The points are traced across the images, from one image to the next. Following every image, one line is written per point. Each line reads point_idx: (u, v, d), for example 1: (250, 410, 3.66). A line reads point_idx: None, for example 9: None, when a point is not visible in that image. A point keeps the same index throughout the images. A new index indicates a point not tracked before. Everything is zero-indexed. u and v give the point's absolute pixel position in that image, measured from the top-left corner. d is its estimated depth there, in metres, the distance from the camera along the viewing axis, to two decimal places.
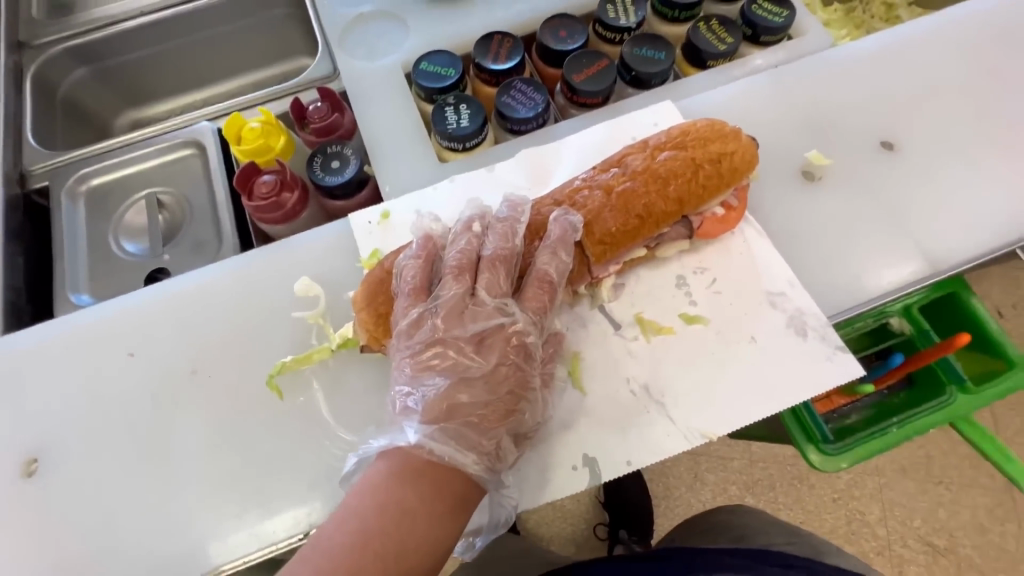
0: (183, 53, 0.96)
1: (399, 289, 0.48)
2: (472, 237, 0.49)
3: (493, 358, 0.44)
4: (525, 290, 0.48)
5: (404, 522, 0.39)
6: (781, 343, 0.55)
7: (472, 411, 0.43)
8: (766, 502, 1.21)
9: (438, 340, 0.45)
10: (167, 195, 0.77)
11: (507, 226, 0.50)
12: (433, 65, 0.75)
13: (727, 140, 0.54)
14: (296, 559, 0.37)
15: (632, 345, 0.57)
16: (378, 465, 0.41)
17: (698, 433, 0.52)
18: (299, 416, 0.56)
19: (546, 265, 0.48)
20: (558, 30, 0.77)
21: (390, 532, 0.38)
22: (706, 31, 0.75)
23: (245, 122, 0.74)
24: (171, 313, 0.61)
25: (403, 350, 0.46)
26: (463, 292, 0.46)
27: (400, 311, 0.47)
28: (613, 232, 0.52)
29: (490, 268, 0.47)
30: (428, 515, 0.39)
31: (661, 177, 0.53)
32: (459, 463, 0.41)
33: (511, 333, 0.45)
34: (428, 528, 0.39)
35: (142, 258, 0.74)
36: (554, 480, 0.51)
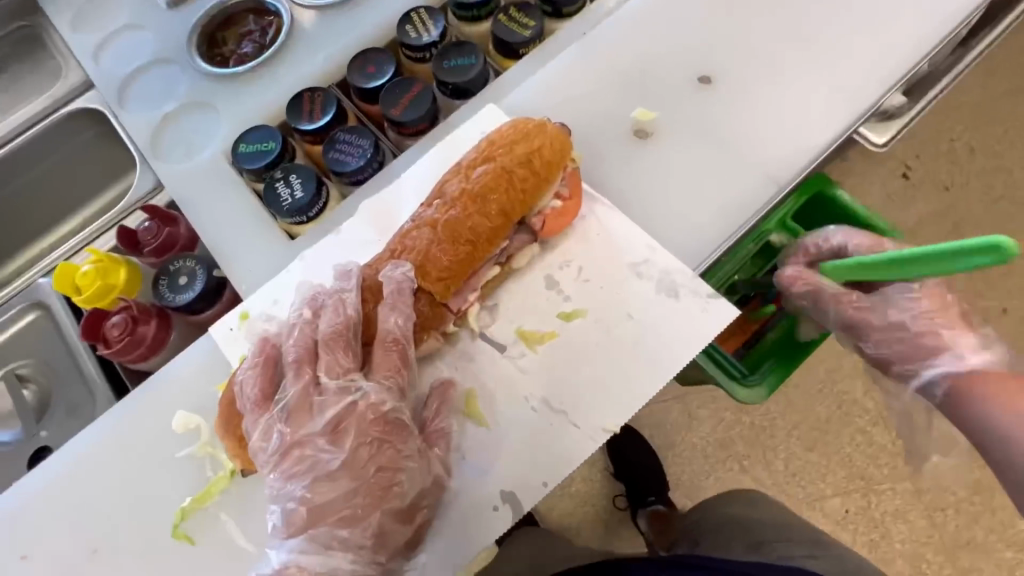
0: (3, 210, 0.90)
1: (246, 404, 0.47)
2: (305, 324, 0.48)
3: (350, 443, 0.44)
4: (372, 360, 0.47)
5: None
6: (658, 311, 0.55)
7: (345, 503, 0.43)
8: (761, 418, 1.23)
9: (293, 444, 0.44)
10: (26, 366, 0.72)
11: (337, 299, 0.49)
12: (252, 143, 0.72)
13: (532, 136, 0.54)
14: None
15: (521, 361, 0.55)
16: None
17: (605, 428, 0.52)
18: (217, 556, 0.54)
19: (387, 325, 0.48)
20: (366, 67, 0.74)
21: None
22: (509, 21, 0.74)
23: (76, 269, 0.69)
24: (51, 500, 0.57)
25: (266, 467, 0.45)
26: (306, 384, 0.45)
27: (251, 425, 0.46)
28: (450, 265, 0.52)
29: (327, 350, 0.46)
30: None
31: (478, 196, 0.52)
32: (334, 564, 0.42)
33: (364, 409, 0.45)
34: None
35: (18, 443, 0.69)
36: (480, 525, 0.50)
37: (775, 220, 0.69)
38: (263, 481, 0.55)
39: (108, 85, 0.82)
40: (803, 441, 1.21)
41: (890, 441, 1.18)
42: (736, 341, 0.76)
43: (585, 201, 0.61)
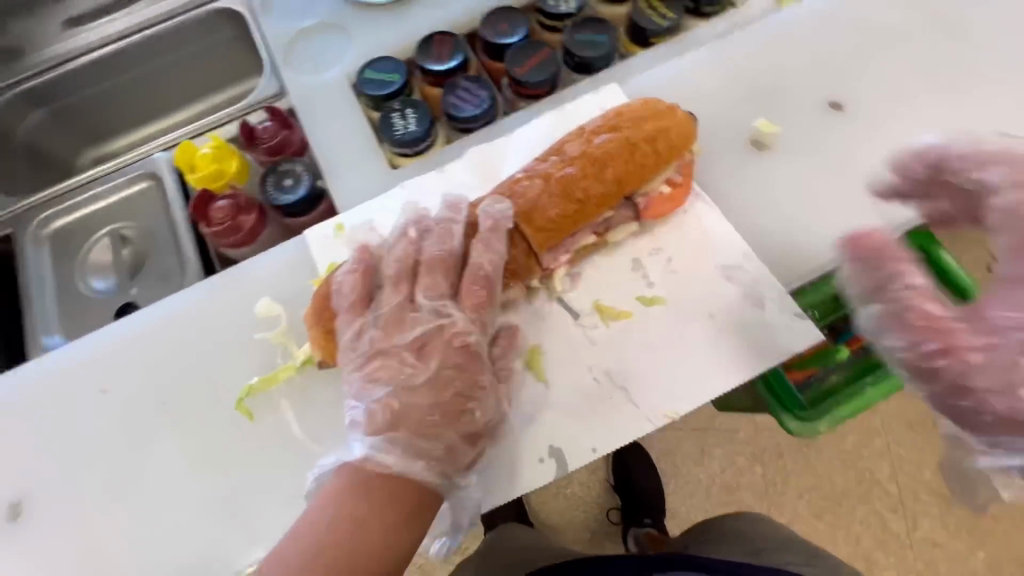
0: (135, 86, 0.96)
1: (340, 303, 0.50)
2: (409, 243, 0.51)
3: (433, 362, 0.46)
4: (463, 290, 0.50)
5: (356, 534, 0.42)
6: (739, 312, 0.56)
7: (420, 417, 0.45)
8: (777, 471, 1.21)
9: (379, 350, 0.47)
10: (129, 229, 0.78)
11: (444, 228, 0.52)
12: (377, 72, 0.75)
13: (662, 117, 0.55)
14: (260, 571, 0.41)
15: (592, 333, 0.56)
16: (334, 480, 0.44)
17: (662, 415, 0.52)
18: (270, 437, 0.57)
19: (480, 259, 0.50)
20: (499, 24, 0.76)
21: (344, 543, 0.41)
22: (646, 6, 0.75)
23: (196, 149, 0.74)
24: (137, 350, 0.62)
25: (350, 363, 0.48)
26: (403, 299, 0.49)
27: (344, 323, 0.49)
28: (555, 223, 0.54)
29: (428, 272, 0.49)
30: (381, 522, 0.42)
31: (597, 160, 0.54)
32: (403, 471, 0.43)
33: (452, 334, 0.47)
34: (383, 538, 0.42)
35: (112, 295, 0.75)
36: (524, 474, 0.51)
37: None
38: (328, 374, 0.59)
39: None
40: (812, 508, 1.17)
41: (906, 528, 1.14)
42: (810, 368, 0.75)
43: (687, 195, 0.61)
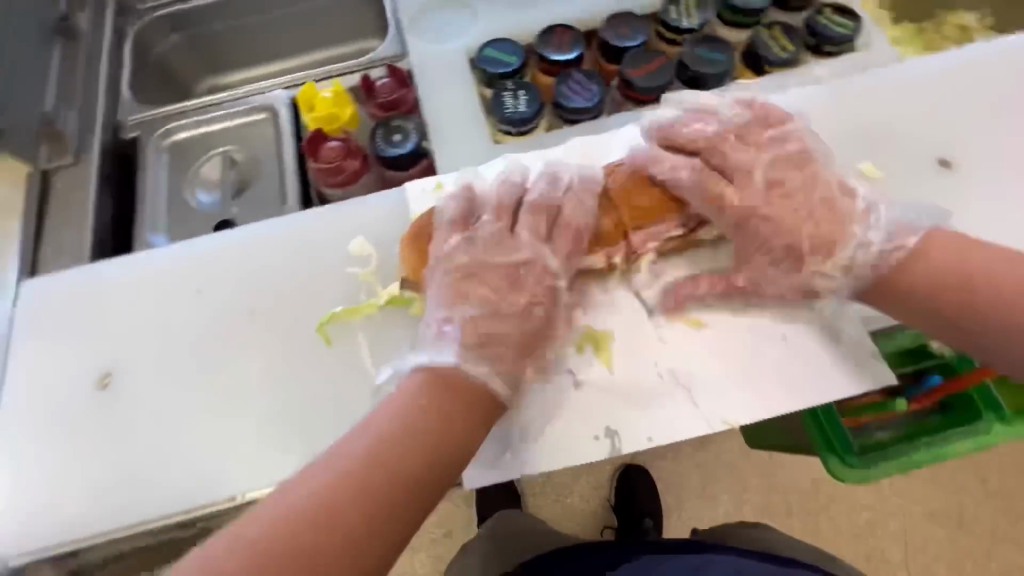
0: (263, 27, 1.03)
1: (444, 220, 0.58)
2: (514, 186, 0.60)
3: (524, 296, 0.53)
4: (555, 234, 0.57)
5: (443, 424, 0.47)
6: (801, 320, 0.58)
7: (506, 340, 0.52)
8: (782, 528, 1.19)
9: (475, 267, 0.54)
10: (240, 153, 0.84)
11: (549, 178, 0.60)
12: (496, 52, 0.79)
13: None
14: (349, 440, 0.46)
15: (664, 331, 0.58)
16: (422, 379, 0.49)
17: (722, 421, 0.54)
18: (341, 364, 0.61)
19: (571, 213, 0.58)
20: (620, 27, 0.79)
21: (431, 428, 0.47)
22: (768, 37, 0.77)
23: (316, 92, 0.79)
24: (236, 261, 0.67)
25: (442, 274, 0.55)
26: (504, 227, 0.57)
27: (444, 237, 0.57)
28: (647, 200, 0.60)
29: (530, 213, 0.57)
30: (465, 421, 0.49)
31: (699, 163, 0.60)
32: (488, 386, 0.50)
33: (542, 270, 0.55)
34: (463, 432, 0.48)
35: (213, 209, 0.80)
36: (577, 448, 0.54)
37: None
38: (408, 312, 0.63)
39: None
40: None
41: None
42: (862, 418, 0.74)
43: None
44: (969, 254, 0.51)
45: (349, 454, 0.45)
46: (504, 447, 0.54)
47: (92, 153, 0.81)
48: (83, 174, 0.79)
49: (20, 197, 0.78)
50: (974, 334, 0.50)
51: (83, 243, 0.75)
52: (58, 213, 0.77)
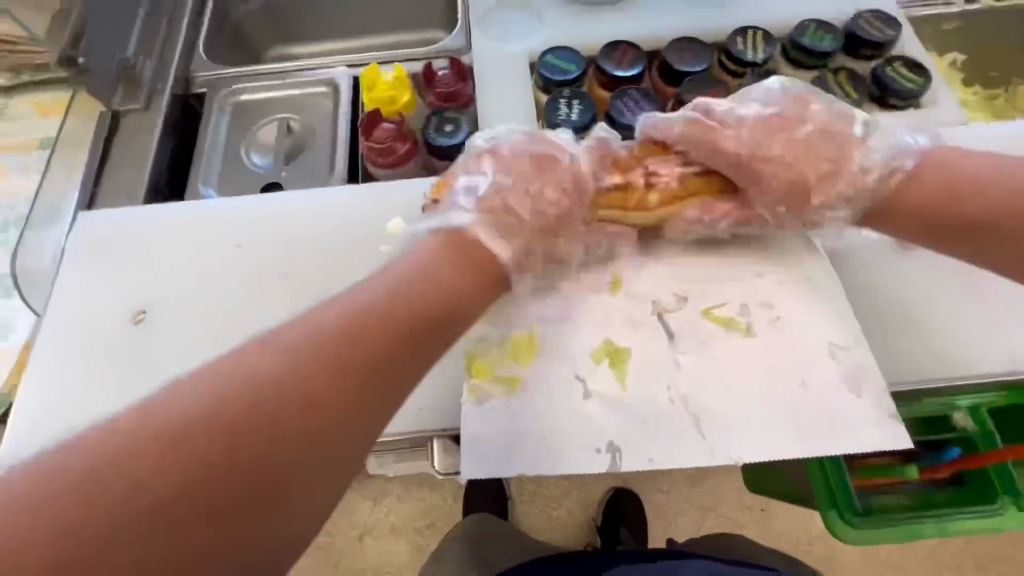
0: (337, 6, 1.06)
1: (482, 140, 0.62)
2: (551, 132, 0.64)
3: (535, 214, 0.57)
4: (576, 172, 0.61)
5: (448, 274, 0.51)
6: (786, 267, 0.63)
7: (513, 233, 0.55)
8: None
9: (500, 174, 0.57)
10: (297, 122, 0.87)
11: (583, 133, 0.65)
12: (558, 58, 0.80)
13: None
14: (362, 282, 0.50)
15: (681, 357, 0.58)
16: (433, 237, 0.54)
17: (728, 456, 0.53)
18: None
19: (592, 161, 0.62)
20: (683, 52, 0.79)
21: (437, 276, 0.51)
22: (832, 80, 0.76)
23: (379, 74, 0.82)
24: (279, 223, 0.70)
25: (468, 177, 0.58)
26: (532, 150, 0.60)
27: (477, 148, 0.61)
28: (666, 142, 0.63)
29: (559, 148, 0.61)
30: (469, 275, 0.52)
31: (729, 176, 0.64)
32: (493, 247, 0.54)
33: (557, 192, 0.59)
34: (465, 286, 0.52)
35: (264, 171, 0.83)
36: (577, 457, 0.54)
37: (973, 402, 0.64)
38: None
39: None
40: None
41: None
42: (870, 479, 0.72)
43: (814, 265, 0.62)
44: (952, 167, 0.56)
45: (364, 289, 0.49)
46: (506, 444, 0.55)
47: (162, 100, 0.85)
48: (150, 119, 0.84)
49: (90, 132, 0.83)
50: (981, 225, 0.53)
51: (140, 184, 0.79)
52: (121, 151, 0.81)
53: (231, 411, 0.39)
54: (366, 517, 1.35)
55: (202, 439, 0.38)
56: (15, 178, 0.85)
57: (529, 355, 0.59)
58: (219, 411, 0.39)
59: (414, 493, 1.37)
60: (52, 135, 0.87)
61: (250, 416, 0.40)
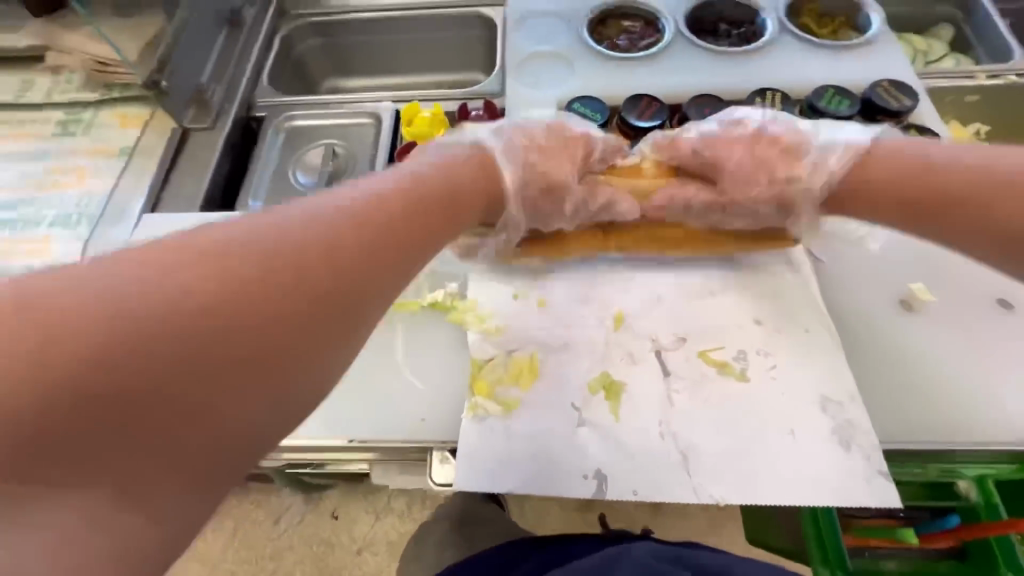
0: (389, 46, 1.16)
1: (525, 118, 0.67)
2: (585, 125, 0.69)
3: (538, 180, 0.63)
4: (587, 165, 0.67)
5: (455, 167, 0.57)
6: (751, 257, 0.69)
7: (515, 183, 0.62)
8: None
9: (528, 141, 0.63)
10: (341, 148, 0.95)
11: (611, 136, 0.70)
12: (584, 107, 0.86)
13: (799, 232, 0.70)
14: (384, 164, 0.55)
15: (674, 394, 0.60)
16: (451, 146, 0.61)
17: (711, 496, 0.55)
18: (376, 346, 0.68)
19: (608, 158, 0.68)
20: (703, 108, 0.84)
21: (446, 165, 0.57)
22: None
23: (419, 111, 0.90)
24: None
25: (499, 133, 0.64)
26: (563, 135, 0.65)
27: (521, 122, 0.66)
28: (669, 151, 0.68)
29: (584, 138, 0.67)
30: (471, 175, 0.58)
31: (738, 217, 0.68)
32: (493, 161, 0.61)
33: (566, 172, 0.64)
34: (469, 182, 0.58)
35: (307, 189, 0.91)
36: (564, 480, 0.56)
37: (977, 473, 0.63)
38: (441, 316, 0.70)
39: (519, 12, 1.03)
40: None
41: None
42: (870, 539, 0.72)
43: (811, 318, 0.65)
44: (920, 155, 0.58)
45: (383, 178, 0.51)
46: (499, 464, 0.58)
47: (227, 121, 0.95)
48: (214, 138, 0.93)
49: (162, 144, 0.93)
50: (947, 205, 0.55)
51: (198, 194, 0.88)
52: (188, 163, 0.91)
53: (254, 245, 0.40)
54: (367, 530, 1.37)
55: (227, 272, 0.38)
56: (92, 179, 0.95)
57: (529, 379, 0.62)
58: (248, 247, 0.39)
59: (415, 510, 1.39)
60: (129, 145, 0.97)
61: (275, 261, 0.39)
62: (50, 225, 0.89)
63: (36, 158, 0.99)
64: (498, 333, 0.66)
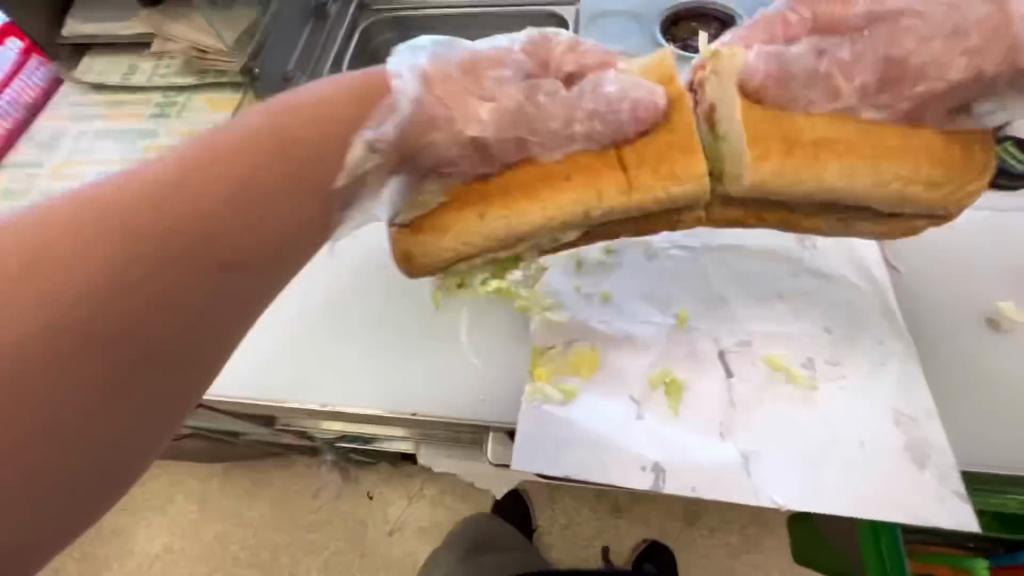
0: (459, 42, 1.19)
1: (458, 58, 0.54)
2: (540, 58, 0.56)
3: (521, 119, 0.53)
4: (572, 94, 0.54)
5: (288, 126, 0.48)
6: (944, 180, 0.56)
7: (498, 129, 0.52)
8: None
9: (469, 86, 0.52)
10: None
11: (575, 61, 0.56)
12: None
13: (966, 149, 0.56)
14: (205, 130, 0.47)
15: (736, 396, 0.60)
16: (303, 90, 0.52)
17: (771, 499, 0.54)
18: (441, 328, 0.71)
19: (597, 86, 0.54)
20: None
21: (280, 124, 0.48)
22: None
23: None
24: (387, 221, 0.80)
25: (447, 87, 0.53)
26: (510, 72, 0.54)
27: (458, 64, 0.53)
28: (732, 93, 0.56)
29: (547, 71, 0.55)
30: (306, 129, 0.49)
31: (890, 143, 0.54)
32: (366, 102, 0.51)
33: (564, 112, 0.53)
34: (306, 138, 0.48)
35: None
36: (621, 470, 0.57)
37: None
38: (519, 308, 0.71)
39: (590, 12, 1.04)
40: None
41: None
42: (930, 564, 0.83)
43: (887, 330, 0.63)
44: None
45: (198, 143, 0.45)
46: (557, 450, 0.59)
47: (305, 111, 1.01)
48: None
49: None
50: None
51: None
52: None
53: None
54: (399, 513, 1.41)
55: (6, 286, 0.34)
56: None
57: (589, 370, 0.63)
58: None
59: (448, 500, 1.42)
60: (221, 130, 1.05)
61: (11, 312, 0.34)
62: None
63: (139, 137, 1.08)
64: (559, 324, 0.67)
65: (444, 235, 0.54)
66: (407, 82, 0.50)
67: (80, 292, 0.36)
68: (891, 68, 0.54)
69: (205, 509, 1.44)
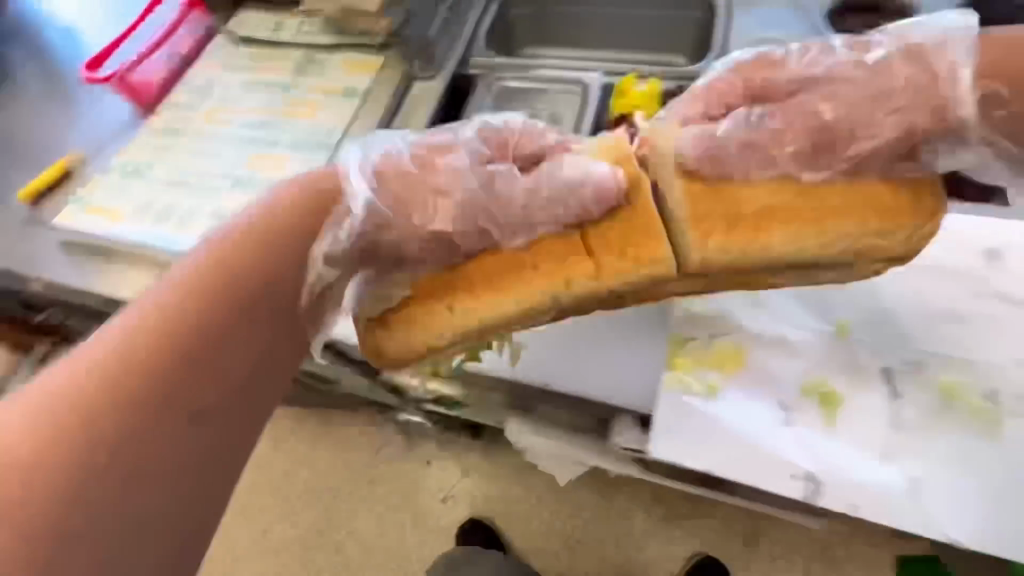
0: (596, 19, 1.18)
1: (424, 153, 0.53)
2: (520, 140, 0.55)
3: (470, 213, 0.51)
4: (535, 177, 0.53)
5: (272, 227, 0.57)
6: (876, 231, 0.51)
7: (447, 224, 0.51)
8: None
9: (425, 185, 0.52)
10: (545, 110, 0.99)
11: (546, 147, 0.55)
12: None
13: (920, 197, 0.52)
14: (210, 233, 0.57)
15: (905, 417, 0.56)
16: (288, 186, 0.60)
17: (942, 533, 0.51)
18: None
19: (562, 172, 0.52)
20: None
21: (275, 219, 0.58)
22: None
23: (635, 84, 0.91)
24: None
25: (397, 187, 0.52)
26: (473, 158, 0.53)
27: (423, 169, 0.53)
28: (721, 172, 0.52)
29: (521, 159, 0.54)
30: (294, 224, 0.58)
31: (840, 211, 0.51)
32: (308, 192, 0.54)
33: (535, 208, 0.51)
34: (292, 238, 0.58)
35: None
36: (772, 476, 0.54)
37: None
38: (514, 366, 0.68)
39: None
40: None
41: None
42: None
43: None
44: None
45: (191, 255, 0.57)
46: (700, 443, 0.57)
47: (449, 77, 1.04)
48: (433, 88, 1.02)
49: (388, 89, 1.03)
50: None
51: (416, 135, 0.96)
52: (407, 115, 1.00)
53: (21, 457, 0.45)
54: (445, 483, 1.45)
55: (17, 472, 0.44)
56: (319, 112, 1.06)
57: (735, 367, 0.61)
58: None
59: (506, 477, 1.43)
60: (360, 87, 1.05)
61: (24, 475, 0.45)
62: (289, 146, 1.02)
63: (279, 89, 1.13)
64: (706, 316, 0.65)
65: (423, 327, 0.53)
66: (361, 177, 0.50)
67: (82, 457, 0.46)
68: (841, 124, 0.50)
69: (277, 447, 1.53)
